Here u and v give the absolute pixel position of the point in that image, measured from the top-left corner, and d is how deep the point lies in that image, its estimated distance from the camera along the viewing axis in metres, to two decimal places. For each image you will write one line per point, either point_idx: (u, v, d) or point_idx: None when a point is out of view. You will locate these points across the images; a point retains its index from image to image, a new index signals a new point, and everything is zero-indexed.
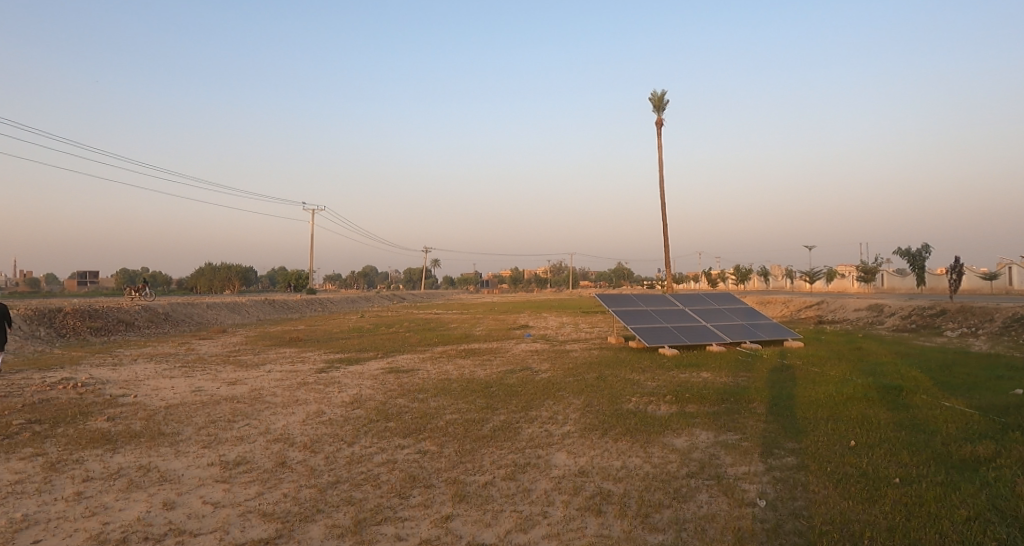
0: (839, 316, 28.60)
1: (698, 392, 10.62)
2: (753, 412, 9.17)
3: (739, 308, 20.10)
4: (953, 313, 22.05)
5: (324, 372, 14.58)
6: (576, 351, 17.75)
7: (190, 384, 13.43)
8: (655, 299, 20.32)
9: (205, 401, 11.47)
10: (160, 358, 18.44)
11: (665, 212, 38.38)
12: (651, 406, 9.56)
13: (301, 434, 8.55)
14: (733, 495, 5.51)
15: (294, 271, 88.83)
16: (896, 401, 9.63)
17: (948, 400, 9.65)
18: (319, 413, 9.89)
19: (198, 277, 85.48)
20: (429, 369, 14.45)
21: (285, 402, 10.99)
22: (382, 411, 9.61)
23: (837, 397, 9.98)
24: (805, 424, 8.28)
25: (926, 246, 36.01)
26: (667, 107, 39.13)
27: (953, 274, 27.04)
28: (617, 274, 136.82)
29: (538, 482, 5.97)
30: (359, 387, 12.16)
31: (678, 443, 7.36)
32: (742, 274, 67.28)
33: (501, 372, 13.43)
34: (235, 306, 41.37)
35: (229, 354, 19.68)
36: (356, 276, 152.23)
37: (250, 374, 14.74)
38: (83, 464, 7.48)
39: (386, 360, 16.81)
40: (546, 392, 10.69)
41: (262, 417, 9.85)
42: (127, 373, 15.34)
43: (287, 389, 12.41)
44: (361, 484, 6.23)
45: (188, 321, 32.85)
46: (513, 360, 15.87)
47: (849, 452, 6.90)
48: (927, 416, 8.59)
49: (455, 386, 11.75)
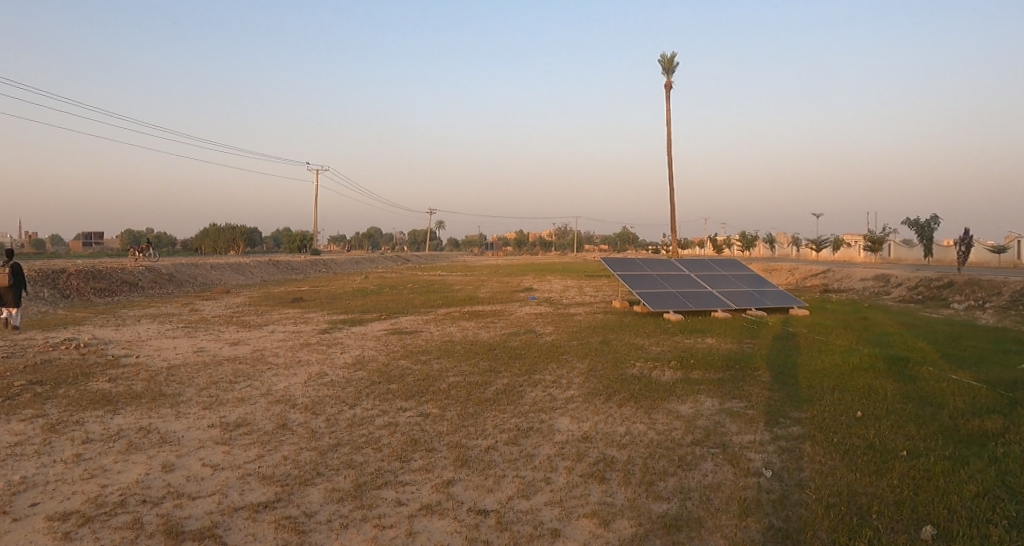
0: (845, 285, 28.37)
1: (704, 358, 10.51)
2: (759, 380, 9.06)
3: (746, 274, 19.85)
4: (961, 285, 21.80)
5: (327, 333, 14.55)
6: (580, 315, 17.64)
7: (192, 345, 13.43)
8: (660, 263, 20.08)
9: (207, 362, 11.44)
10: (162, 319, 18.44)
11: (672, 178, 37.75)
12: (656, 371, 9.46)
13: (303, 396, 8.50)
14: (739, 464, 5.41)
15: (298, 232, 88.64)
16: (903, 372, 9.51)
17: (956, 373, 9.51)
18: (320, 374, 9.84)
19: (202, 238, 85.54)
20: (432, 332, 14.38)
21: (287, 363, 10.95)
22: (385, 374, 9.54)
23: (843, 367, 9.87)
24: (811, 393, 8.17)
25: (936, 217, 35.49)
26: (677, 68, 37.98)
27: (961, 246, 26.65)
28: (622, 239, 136.33)
29: (541, 447, 5.90)
30: (362, 349, 12.10)
31: (683, 410, 7.25)
32: (747, 241, 66.74)
33: (504, 335, 13.35)
34: (239, 267, 41.37)
35: (232, 315, 19.67)
36: (359, 238, 151.90)
37: (253, 335, 14.72)
38: (84, 426, 7.46)
39: (389, 322, 16.76)
40: (549, 356, 10.60)
41: (264, 378, 9.81)
42: (130, 333, 15.34)
43: (289, 350, 12.37)
44: (362, 447, 6.17)
45: (191, 282, 32.86)
46: (517, 323, 15.80)
47: (855, 423, 6.81)
48: (934, 388, 8.48)
49: (457, 348, 11.67)
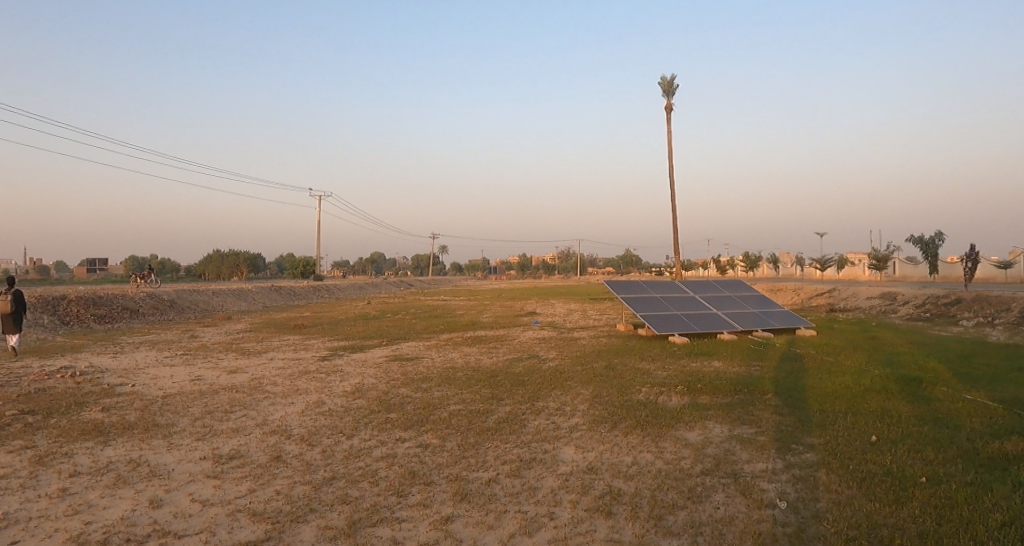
0: (851, 304, 28.06)
1: (711, 382, 10.24)
2: (768, 404, 8.79)
3: (751, 295, 19.61)
4: (969, 302, 21.51)
5: (326, 360, 14.32)
6: (583, 339, 17.38)
7: (190, 373, 13.22)
8: (664, 285, 19.88)
9: (204, 390, 11.22)
10: (161, 346, 18.23)
11: (673, 200, 37.77)
12: (662, 396, 9.21)
13: (299, 426, 8.27)
14: (752, 495, 5.16)
15: (301, 258, 88.84)
16: (916, 393, 9.23)
17: (971, 392, 9.23)
18: (318, 403, 9.61)
19: (206, 264, 85.80)
20: (433, 358, 14.14)
21: (285, 392, 10.71)
22: (384, 402, 9.30)
23: (855, 389, 9.59)
24: (824, 417, 7.91)
25: (940, 234, 35.35)
26: (677, 91, 38.29)
27: (968, 262, 26.40)
28: (624, 261, 136.31)
29: (544, 480, 5.65)
30: (361, 376, 11.86)
31: (691, 437, 7.00)
32: (750, 261, 66.55)
33: (507, 361, 13.11)
34: (240, 293, 41.26)
35: (232, 341, 19.47)
36: (363, 263, 152.31)
37: (252, 362, 14.49)
38: (72, 458, 7.24)
39: (390, 348, 16.53)
40: (553, 382, 10.35)
41: (260, 407, 9.59)
42: (128, 361, 15.14)
43: (288, 378, 12.14)
44: (358, 481, 5.93)
45: (193, 309, 32.70)
46: (520, 348, 15.54)
47: (871, 448, 6.54)
48: (950, 409, 8.20)
49: (459, 375, 11.42)
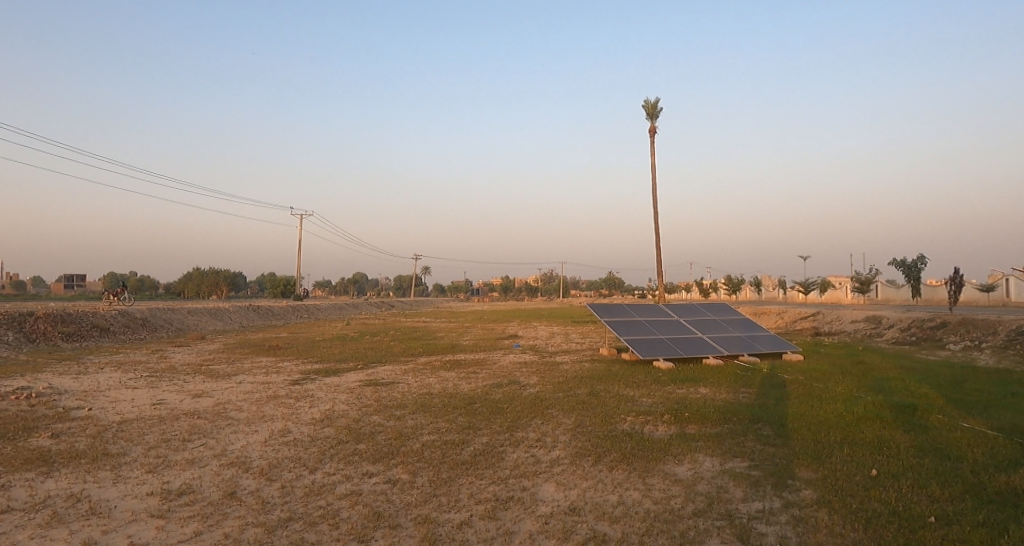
0: (836, 328, 28.00)
1: (699, 411, 9.81)
2: (759, 434, 8.40)
3: (736, 319, 19.38)
4: (955, 325, 21.53)
5: (297, 385, 13.58)
6: (566, 364, 16.89)
7: (153, 397, 12.42)
8: (649, 309, 19.56)
9: (164, 416, 10.47)
10: (128, 367, 17.33)
11: (657, 222, 37.80)
12: (648, 426, 8.75)
13: (260, 457, 7.63)
14: (750, 540, 4.70)
15: (282, 277, 87.46)
16: (912, 421, 8.92)
17: (968, 420, 8.95)
18: (283, 432, 8.97)
19: (184, 282, 84.07)
20: (410, 383, 13.53)
21: (249, 419, 10.03)
22: (353, 431, 8.70)
23: (848, 417, 9.24)
24: (820, 448, 7.55)
25: (922, 257, 35.86)
26: (660, 114, 38.66)
27: (953, 285, 26.59)
28: (607, 284, 136.96)
29: (522, 523, 5.13)
30: (332, 402, 11.21)
31: (680, 472, 6.54)
32: (733, 284, 66.94)
33: (486, 386, 12.57)
34: (217, 313, 40.09)
35: (203, 363, 18.59)
36: (344, 283, 150.52)
37: (219, 386, 13.73)
38: (7, 492, 6.53)
39: (365, 372, 15.86)
40: (533, 410, 9.84)
41: (220, 436, 8.91)
42: (89, 382, 14.23)
43: (255, 403, 11.43)
44: (317, 522, 5.35)
45: (166, 328, 31.58)
46: (500, 372, 15.00)
47: (872, 485, 6.17)
48: (949, 439, 7.90)
49: (435, 402, 10.84)
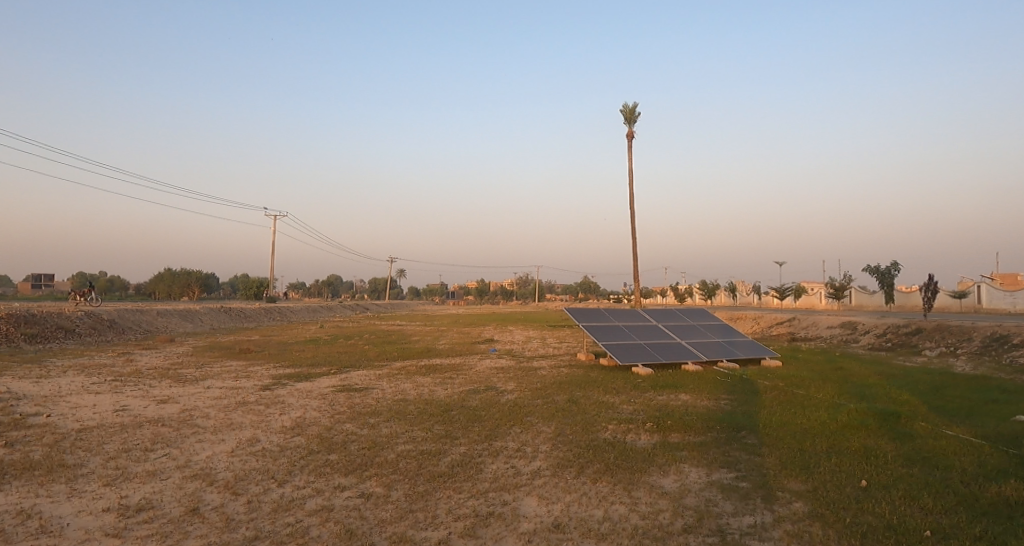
0: (811, 334, 28.36)
1: (681, 418, 9.69)
2: (743, 443, 8.33)
3: (714, 325, 19.44)
4: (929, 331, 21.98)
5: (268, 390, 13.09)
6: (545, 369, 16.67)
7: (115, 402, 11.80)
8: (627, 314, 19.49)
9: (126, 423, 9.92)
10: (91, 370, 16.54)
11: (635, 227, 37.92)
12: (630, 435, 8.59)
13: (226, 468, 7.23)
14: None
15: (255, 279, 85.65)
16: (895, 430, 8.95)
17: (951, 429, 9.03)
18: (252, 440, 8.56)
19: (155, 283, 81.82)
20: (385, 389, 13.15)
21: (216, 426, 9.58)
22: (325, 441, 8.34)
23: (831, 425, 9.25)
24: (806, 459, 7.49)
25: (894, 264, 36.71)
26: (638, 120, 38.86)
27: (927, 292, 27.20)
28: (584, 288, 137.65)
29: (503, 541, 4.90)
30: (304, 409, 10.80)
31: (666, 484, 6.39)
32: (709, 289, 67.77)
33: (464, 393, 12.28)
34: (187, 314, 38.92)
35: (170, 367, 17.87)
36: (319, 285, 148.28)
37: (186, 391, 13.14)
38: None
39: (339, 377, 15.41)
40: (513, 418, 9.59)
41: (185, 445, 8.45)
42: (48, 387, 13.50)
43: (222, 410, 10.94)
44: (285, 541, 5.03)
45: (134, 330, 30.45)
46: (478, 378, 14.72)
47: (862, 498, 6.11)
48: (932, 449, 7.93)
49: (411, 409, 10.50)
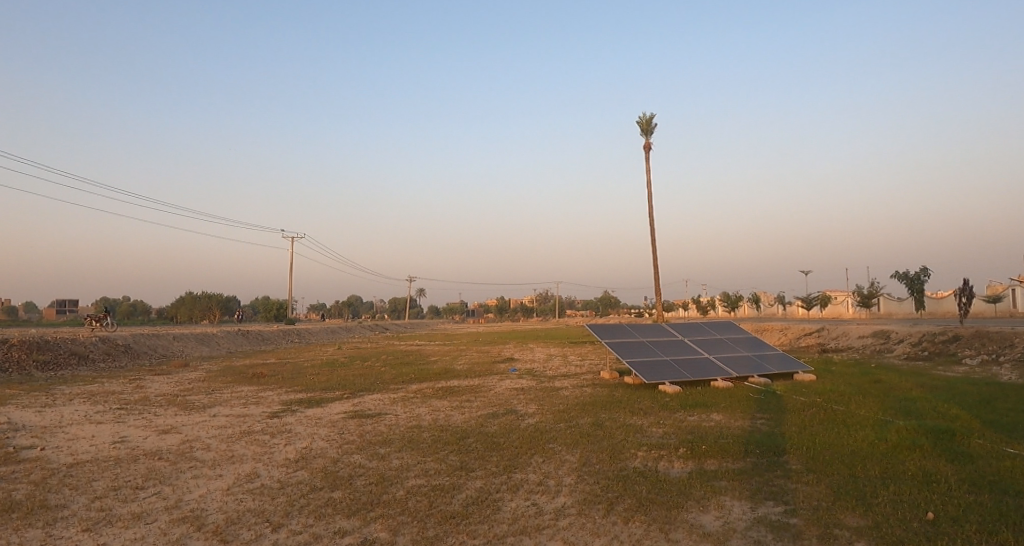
0: (843, 344, 27.09)
1: (717, 442, 8.86)
2: (787, 469, 7.49)
3: (743, 338, 18.45)
4: (968, 338, 20.77)
5: (275, 418, 12.51)
6: (565, 389, 15.87)
7: (115, 434, 11.26)
8: (651, 329, 18.61)
9: (122, 457, 9.36)
10: (98, 398, 16.09)
11: (654, 239, 37.02)
12: (662, 463, 7.79)
13: (220, 509, 6.59)
14: None
15: (274, 301, 86.16)
16: (953, 449, 8.05)
17: (1015, 446, 8.10)
18: (251, 475, 7.94)
19: (177, 307, 82.88)
20: (398, 414, 12.49)
21: (216, 460, 8.97)
22: (330, 475, 7.68)
23: (882, 446, 8.35)
24: (860, 487, 6.63)
25: (924, 269, 35.37)
26: (654, 130, 38.26)
27: (963, 297, 25.91)
28: (603, 303, 136.47)
29: None
30: (310, 439, 10.16)
31: (708, 523, 5.60)
32: (730, 300, 66.45)
33: (480, 417, 11.57)
34: (204, 338, 38.83)
35: (179, 393, 17.39)
36: (338, 306, 149.00)
37: (191, 420, 12.61)
38: None
39: (351, 402, 14.78)
40: (533, 446, 8.84)
41: (180, 481, 7.85)
42: (50, 416, 13.06)
43: (225, 441, 10.33)
44: None
45: (149, 355, 30.30)
46: (495, 400, 13.99)
47: (934, 534, 5.25)
48: (998, 471, 7.02)
49: (424, 437, 9.80)
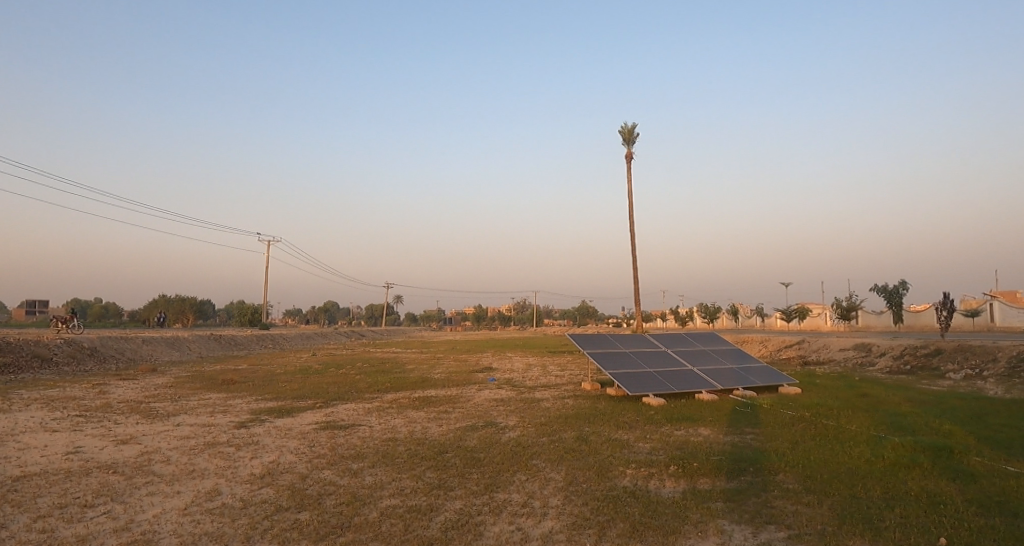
0: (824, 357, 27.14)
1: (709, 459, 8.49)
2: (784, 489, 7.15)
3: (727, 350, 18.26)
4: (949, 352, 20.87)
5: (243, 428, 11.80)
6: (548, 400, 15.43)
7: (69, 443, 10.46)
8: (634, 339, 18.31)
9: (72, 469, 8.62)
10: (56, 404, 15.14)
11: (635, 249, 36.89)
12: (653, 482, 7.38)
13: (174, 532, 5.97)
14: None
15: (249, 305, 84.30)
16: (953, 467, 7.79)
17: (1013, 465, 7.88)
18: (212, 493, 7.31)
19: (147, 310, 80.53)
20: (373, 425, 11.88)
21: (175, 474, 8.30)
22: (298, 493, 7.10)
23: (880, 465, 8.05)
24: (865, 510, 6.30)
25: (903, 283, 35.82)
26: (637, 140, 38.30)
27: (944, 310, 26.18)
28: (582, 313, 136.67)
29: None
30: (278, 453, 9.53)
31: None
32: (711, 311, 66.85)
33: (461, 430, 11.06)
34: (176, 342, 37.53)
35: (143, 400, 16.48)
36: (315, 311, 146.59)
37: (153, 429, 11.84)
38: None
39: (325, 412, 14.11)
40: (516, 462, 8.36)
41: (134, 498, 7.19)
42: (1, 423, 12.17)
43: (187, 453, 9.63)
44: None
45: (116, 358, 29.03)
46: (476, 412, 13.48)
47: None
48: (1001, 491, 6.76)
49: (400, 451, 9.25)
